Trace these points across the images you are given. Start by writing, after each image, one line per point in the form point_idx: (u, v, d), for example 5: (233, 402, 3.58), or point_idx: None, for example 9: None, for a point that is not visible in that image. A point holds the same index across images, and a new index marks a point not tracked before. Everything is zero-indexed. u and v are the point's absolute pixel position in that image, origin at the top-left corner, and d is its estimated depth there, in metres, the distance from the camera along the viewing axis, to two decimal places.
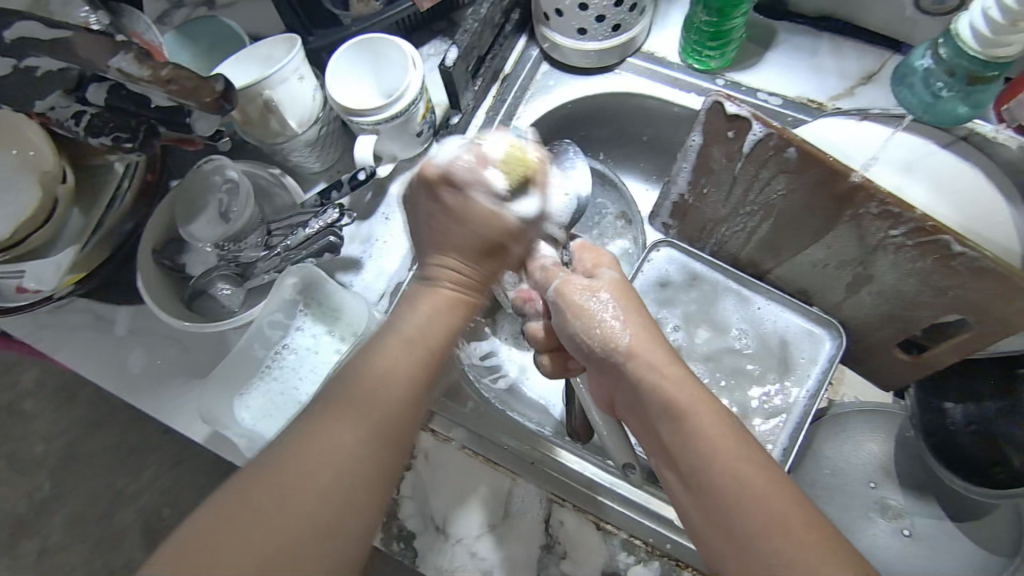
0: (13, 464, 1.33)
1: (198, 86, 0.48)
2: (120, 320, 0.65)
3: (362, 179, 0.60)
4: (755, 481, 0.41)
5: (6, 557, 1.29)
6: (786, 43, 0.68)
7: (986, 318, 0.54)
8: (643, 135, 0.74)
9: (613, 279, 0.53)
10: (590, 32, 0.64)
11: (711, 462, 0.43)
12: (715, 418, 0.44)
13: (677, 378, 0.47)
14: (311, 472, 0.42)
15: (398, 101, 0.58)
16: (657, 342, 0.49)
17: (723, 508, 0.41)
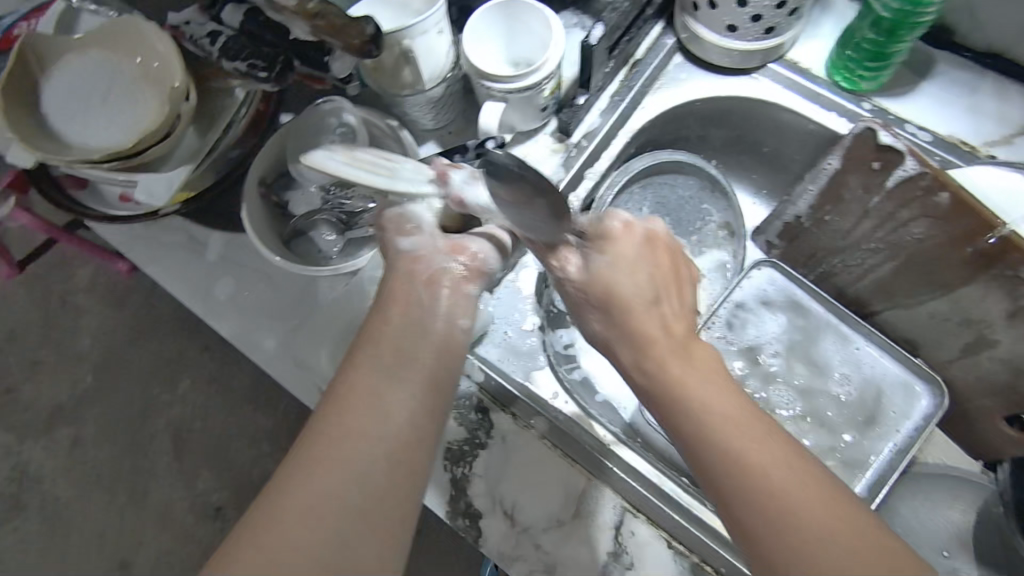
0: (58, 354, 1.36)
1: (347, 25, 0.46)
2: (211, 246, 0.64)
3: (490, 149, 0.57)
4: (813, 505, 0.37)
5: (42, 441, 1.32)
6: (943, 76, 0.63)
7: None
8: (764, 147, 0.70)
9: (599, 268, 0.48)
10: (739, 30, 0.60)
11: (759, 494, 0.38)
12: (757, 431, 0.40)
13: (701, 381, 0.43)
14: (321, 494, 0.39)
15: (535, 74, 0.55)
16: (672, 332, 0.45)
17: (784, 551, 0.37)
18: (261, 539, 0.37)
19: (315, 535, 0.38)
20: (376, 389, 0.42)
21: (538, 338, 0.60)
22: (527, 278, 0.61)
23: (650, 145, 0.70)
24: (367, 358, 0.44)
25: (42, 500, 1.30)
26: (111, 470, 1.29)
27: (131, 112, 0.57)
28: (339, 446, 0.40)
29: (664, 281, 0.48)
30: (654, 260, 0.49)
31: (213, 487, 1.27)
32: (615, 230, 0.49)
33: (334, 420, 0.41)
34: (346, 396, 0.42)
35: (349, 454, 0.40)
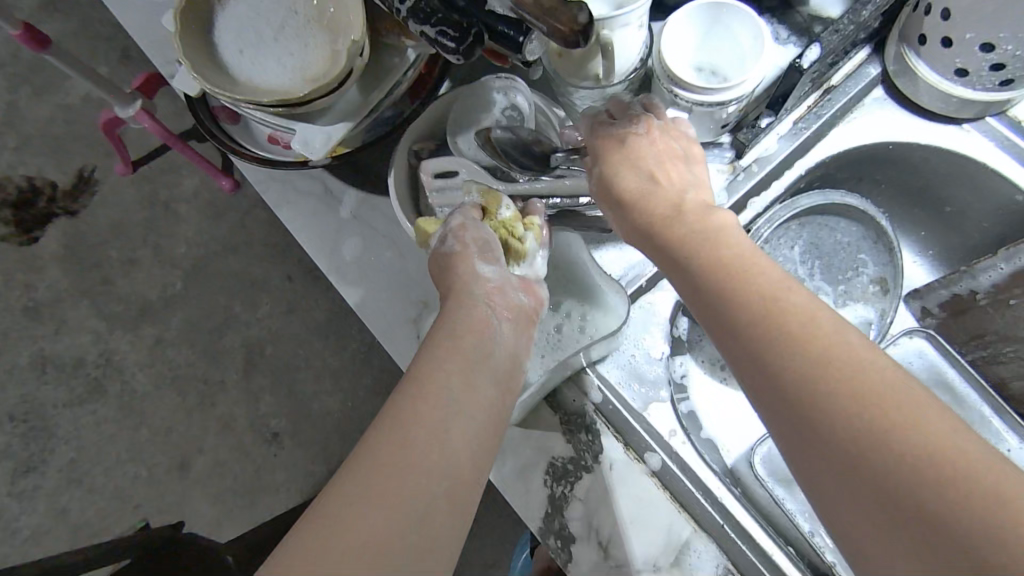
0: (152, 254, 1.39)
1: (558, 7, 0.41)
2: (345, 202, 0.63)
3: None
4: (850, 357, 0.31)
5: (122, 332, 1.36)
6: None
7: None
8: (949, 205, 0.62)
9: (601, 174, 0.46)
10: (971, 77, 0.53)
11: (786, 349, 0.32)
12: (779, 280, 0.35)
13: (709, 235, 0.39)
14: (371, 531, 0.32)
15: (729, 91, 0.50)
16: (679, 197, 0.42)
17: (818, 406, 0.30)
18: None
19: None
20: (436, 410, 0.37)
21: (665, 368, 0.57)
22: (663, 302, 0.59)
23: (819, 181, 0.64)
24: (434, 376, 0.39)
25: (117, 388, 1.34)
26: (182, 374, 1.33)
27: (299, 55, 0.55)
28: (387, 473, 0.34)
29: (647, 163, 0.45)
30: (653, 150, 0.46)
31: (275, 412, 1.30)
32: (611, 134, 0.47)
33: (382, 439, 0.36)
34: (402, 415, 0.37)
35: (395, 481, 0.34)
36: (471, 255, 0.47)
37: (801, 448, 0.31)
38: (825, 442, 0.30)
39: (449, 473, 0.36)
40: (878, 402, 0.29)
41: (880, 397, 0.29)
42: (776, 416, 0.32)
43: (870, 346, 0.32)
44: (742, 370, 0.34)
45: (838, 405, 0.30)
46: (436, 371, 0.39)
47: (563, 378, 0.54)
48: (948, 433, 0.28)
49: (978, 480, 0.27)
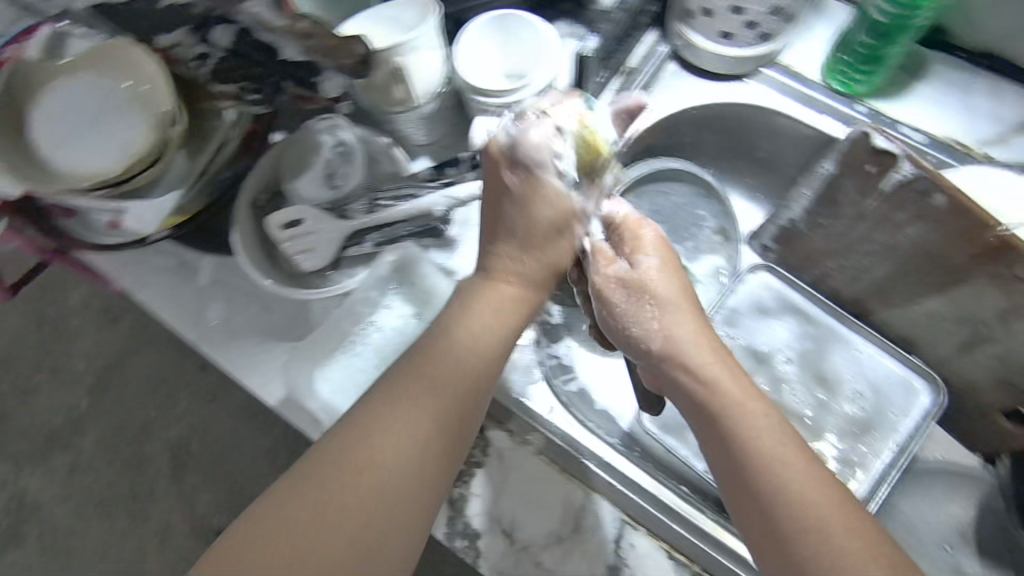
0: (49, 378, 1.31)
1: (338, 48, 0.47)
2: (202, 270, 0.64)
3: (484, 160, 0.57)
4: (808, 484, 0.41)
5: (32, 467, 1.27)
6: (942, 77, 0.62)
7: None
8: (759, 151, 0.70)
9: (646, 269, 0.51)
10: (735, 37, 0.60)
11: (760, 469, 0.42)
12: (765, 416, 0.44)
13: (717, 381, 0.46)
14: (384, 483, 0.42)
15: (525, 90, 0.55)
16: (700, 343, 0.48)
17: (801, 529, 0.40)
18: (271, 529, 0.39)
19: (324, 536, 0.40)
20: (425, 404, 0.45)
21: (534, 352, 0.60)
22: None
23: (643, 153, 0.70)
24: (430, 378, 0.47)
25: (37, 528, 1.25)
26: (106, 495, 1.25)
27: (116, 134, 0.55)
28: (383, 450, 0.43)
29: (658, 298, 0.50)
30: (668, 283, 0.50)
31: (214, 508, 1.24)
32: (647, 240, 0.52)
33: (375, 419, 0.44)
34: (403, 396, 0.45)
35: (383, 462, 0.43)
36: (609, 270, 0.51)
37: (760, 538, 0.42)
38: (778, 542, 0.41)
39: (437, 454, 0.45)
40: (836, 536, 0.39)
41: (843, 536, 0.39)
42: (748, 516, 0.43)
43: (819, 473, 0.42)
44: (728, 474, 0.44)
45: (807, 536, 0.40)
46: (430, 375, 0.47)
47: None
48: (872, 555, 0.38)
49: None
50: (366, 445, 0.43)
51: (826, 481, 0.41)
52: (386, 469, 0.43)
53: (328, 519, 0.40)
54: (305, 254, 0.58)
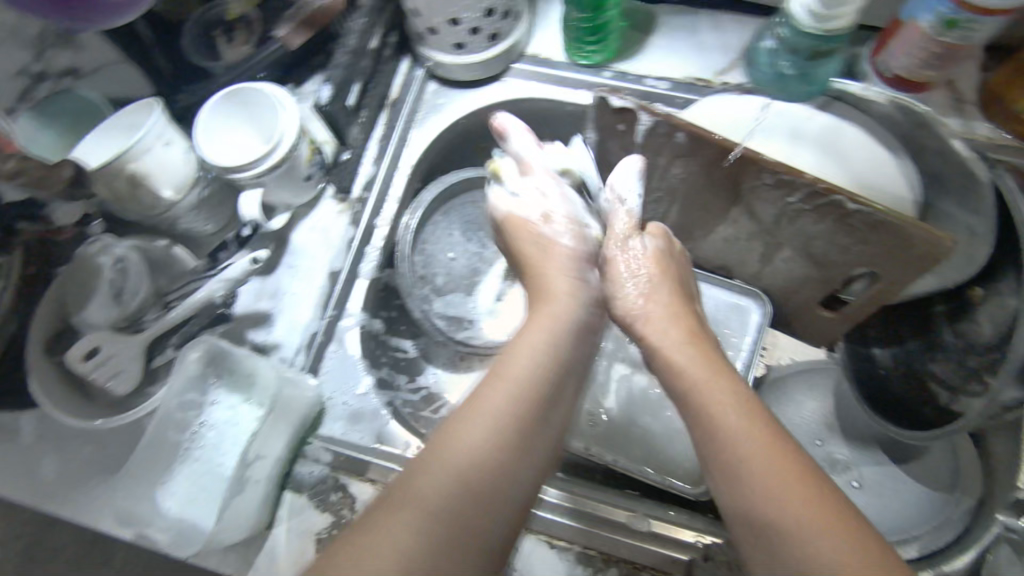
0: None
1: (48, 176, 0.48)
2: (22, 428, 0.59)
3: (249, 234, 0.58)
4: (795, 496, 0.37)
5: None
6: (670, 26, 0.67)
7: (906, 262, 0.54)
8: (545, 137, 0.73)
9: (650, 251, 0.54)
10: (468, 46, 0.63)
11: (745, 485, 0.39)
12: (747, 419, 0.41)
13: (686, 372, 0.45)
14: (403, 532, 0.36)
15: (270, 156, 0.56)
16: (688, 346, 0.47)
17: (782, 545, 0.37)
18: (401, 532, 0.36)
19: (428, 552, 0.36)
20: (492, 416, 0.42)
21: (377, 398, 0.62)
22: (351, 341, 0.63)
23: (438, 171, 0.72)
24: (479, 405, 0.43)
25: None
26: None
27: None
28: (491, 440, 0.41)
29: (648, 290, 0.52)
30: (656, 279, 0.52)
31: None
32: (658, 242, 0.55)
33: (489, 420, 0.42)
34: (465, 419, 0.42)
35: (456, 471, 0.39)
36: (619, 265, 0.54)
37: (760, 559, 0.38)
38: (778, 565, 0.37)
39: (485, 488, 0.39)
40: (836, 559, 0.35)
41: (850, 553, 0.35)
42: (743, 531, 0.39)
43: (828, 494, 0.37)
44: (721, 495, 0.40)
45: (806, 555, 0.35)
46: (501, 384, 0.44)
47: (275, 463, 0.55)
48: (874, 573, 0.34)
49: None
50: (446, 458, 0.40)
51: (812, 488, 0.37)
52: (427, 514, 0.37)
53: (357, 566, 0.34)
54: (114, 380, 0.56)
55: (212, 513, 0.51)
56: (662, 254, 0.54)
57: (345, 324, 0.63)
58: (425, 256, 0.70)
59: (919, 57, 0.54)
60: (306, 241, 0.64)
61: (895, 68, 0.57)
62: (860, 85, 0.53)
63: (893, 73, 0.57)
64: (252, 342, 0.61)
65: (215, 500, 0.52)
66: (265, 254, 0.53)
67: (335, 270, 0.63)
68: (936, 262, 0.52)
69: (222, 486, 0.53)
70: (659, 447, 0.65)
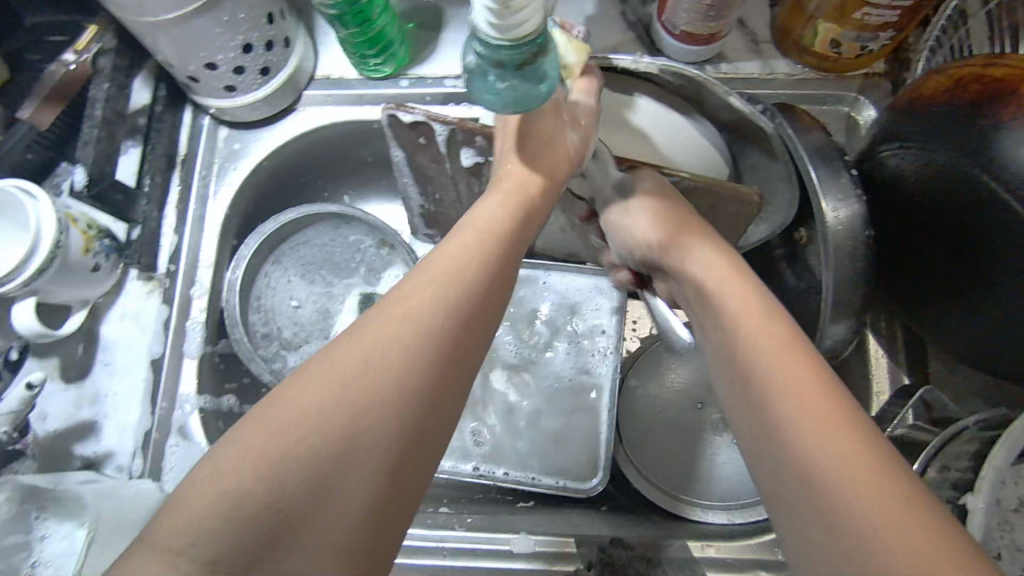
0: None
1: None
2: None
3: (16, 357, 0.56)
4: (786, 374, 0.35)
5: None
6: (459, 19, 0.63)
7: (722, 220, 0.53)
8: (366, 157, 0.69)
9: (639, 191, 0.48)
10: (240, 86, 0.58)
11: (766, 397, 0.35)
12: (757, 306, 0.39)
13: (732, 313, 0.39)
14: (345, 394, 0.32)
15: (35, 257, 0.49)
16: (735, 285, 0.41)
17: (798, 470, 0.32)
18: (336, 385, 0.32)
19: (351, 415, 0.32)
20: (455, 281, 0.38)
21: None
22: (195, 427, 0.57)
23: (259, 218, 0.67)
24: (446, 273, 0.38)
25: None
26: None
27: None
28: (437, 309, 0.36)
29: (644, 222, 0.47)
30: (653, 214, 0.47)
31: None
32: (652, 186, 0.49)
33: (437, 280, 0.37)
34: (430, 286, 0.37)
35: (404, 337, 0.35)
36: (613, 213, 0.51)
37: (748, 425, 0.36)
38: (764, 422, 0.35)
39: (446, 359, 0.35)
40: (856, 494, 0.30)
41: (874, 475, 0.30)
42: (768, 459, 0.34)
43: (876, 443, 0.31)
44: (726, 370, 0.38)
45: (828, 481, 0.31)
46: (464, 246, 0.40)
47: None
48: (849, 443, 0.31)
49: (866, 493, 0.30)
50: (393, 321, 0.35)
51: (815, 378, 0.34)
52: (370, 380, 0.33)
53: (296, 427, 0.31)
54: None
55: None
56: (663, 186, 0.48)
57: (183, 413, 0.57)
58: (263, 312, 0.65)
59: (695, 12, 0.53)
60: (118, 333, 0.58)
61: (680, 24, 0.55)
62: (631, 57, 0.49)
63: (680, 29, 0.55)
64: (81, 458, 0.55)
65: None
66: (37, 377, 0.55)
67: (156, 356, 0.57)
68: (747, 219, 0.52)
69: None
70: (550, 451, 0.62)
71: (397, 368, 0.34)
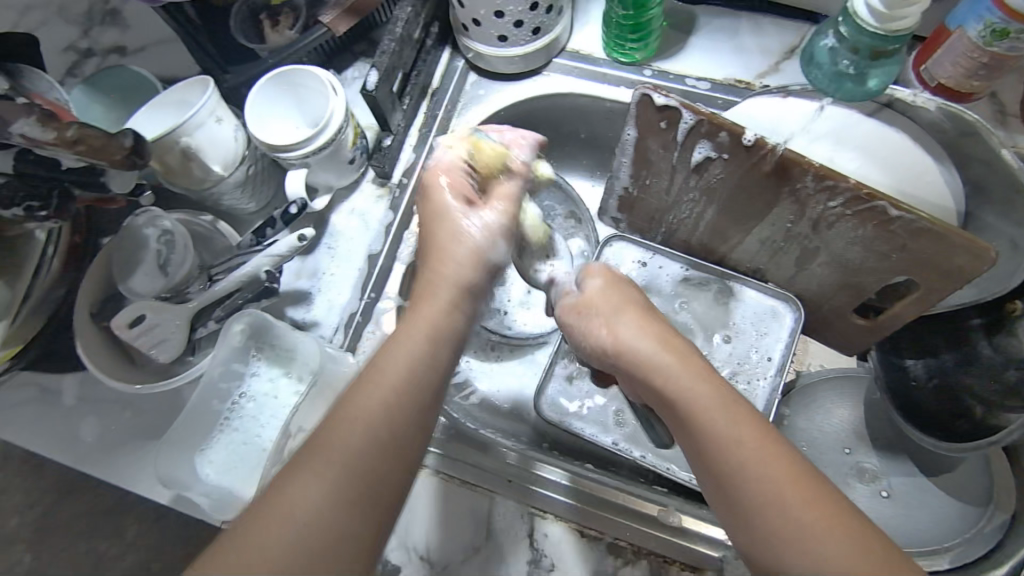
0: None
1: (107, 144, 0.46)
2: (67, 390, 0.63)
3: (295, 213, 0.57)
4: (757, 456, 0.41)
5: None
6: (710, 27, 0.68)
7: (943, 271, 0.54)
8: (581, 133, 0.74)
9: (593, 286, 0.54)
10: (511, 38, 0.64)
11: (739, 479, 0.41)
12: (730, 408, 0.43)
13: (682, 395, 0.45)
14: (323, 479, 0.38)
15: (323, 132, 0.56)
16: (691, 377, 0.45)
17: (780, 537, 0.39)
18: (327, 465, 0.39)
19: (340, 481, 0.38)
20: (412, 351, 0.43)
21: None
22: (389, 322, 0.63)
23: None
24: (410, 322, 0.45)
25: None
26: None
27: None
28: (379, 411, 0.40)
29: (606, 330, 0.51)
30: (610, 301, 0.52)
31: None
32: (607, 282, 0.54)
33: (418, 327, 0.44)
34: (385, 351, 0.43)
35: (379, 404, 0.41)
36: (572, 296, 0.55)
37: (717, 508, 0.43)
38: (729, 506, 0.42)
39: (417, 397, 0.42)
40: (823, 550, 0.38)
41: (830, 530, 0.38)
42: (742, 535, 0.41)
43: (822, 497, 0.39)
44: (685, 450, 0.45)
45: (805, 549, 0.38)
46: (417, 326, 0.44)
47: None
48: (817, 510, 0.39)
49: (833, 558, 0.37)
50: (369, 394, 0.41)
51: (772, 454, 0.41)
52: (337, 462, 0.39)
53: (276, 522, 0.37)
54: (158, 347, 0.57)
55: (249, 481, 0.53)
56: (617, 283, 0.54)
57: (383, 306, 0.63)
58: None
59: (964, 66, 0.55)
60: (345, 224, 0.65)
61: (940, 76, 0.57)
62: (913, 90, 0.53)
63: (938, 81, 0.57)
64: (290, 319, 0.62)
65: (254, 469, 0.54)
66: (310, 233, 0.54)
67: (372, 252, 0.64)
68: (971, 274, 0.53)
69: (262, 459, 0.54)
70: None
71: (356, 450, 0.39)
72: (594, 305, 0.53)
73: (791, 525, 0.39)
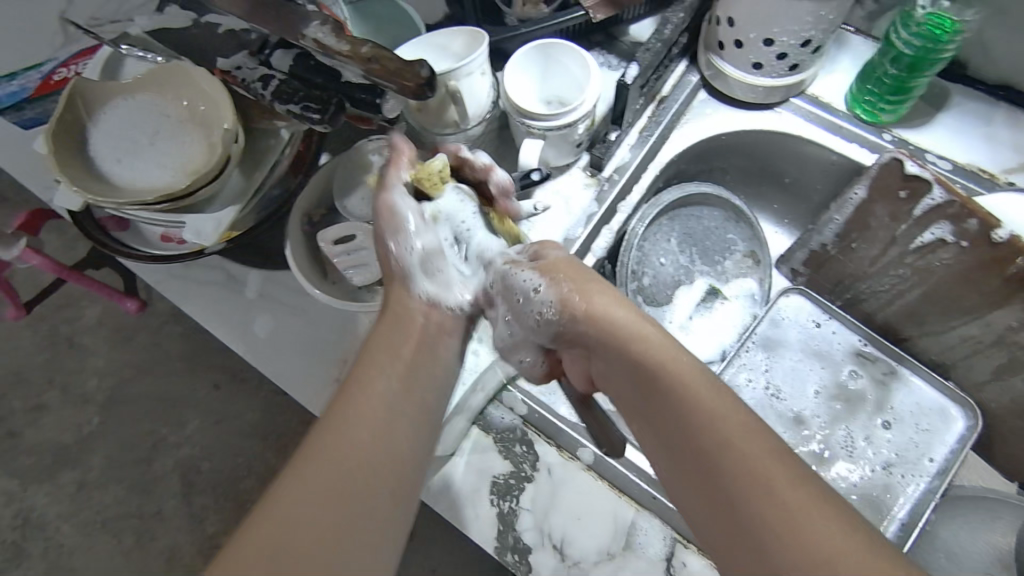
0: (65, 397, 1.24)
1: (401, 69, 0.48)
2: (250, 283, 0.65)
3: (535, 179, 0.60)
4: (734, 441, 0.39)
5: (44, 487, 1.20)
6: (964, 108, 0.65)
7: None
8: (786, 177, 0.72)
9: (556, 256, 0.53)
10: (766, 68, 0.63)
11: (714, 466, 0.39)
12: (697, 384, 0.42)
13: (654, 364, 0.44)
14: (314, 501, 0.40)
15: (571, 112, 0.57)
16: (659, 354, 0.45)
17: (777, 525, 0.35)
18: (317, 482, 0.41)
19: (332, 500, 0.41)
20: (380, 397, 0.46)
21: None
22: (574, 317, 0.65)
23: (677, 176, 0.73)
24: (372, 377, 0.48)
25: (43, 550, 1.16)
26: (116, 506, 1.18)
27: (174, 153, 0.58)
28: (360, 435, 0.44)
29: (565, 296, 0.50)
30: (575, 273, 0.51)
31: (222, 530, 1.15)
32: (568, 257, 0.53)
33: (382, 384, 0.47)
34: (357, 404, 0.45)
35: (359, 440, 0.44)
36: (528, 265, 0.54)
37: (690, 493, 0.40)
38: (708, 486, 0.39)
39: (389, 427, 0.45)
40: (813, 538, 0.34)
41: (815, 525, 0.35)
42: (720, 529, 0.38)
43: (795, 477, 0.37)
44: (654, 437, 0.43)
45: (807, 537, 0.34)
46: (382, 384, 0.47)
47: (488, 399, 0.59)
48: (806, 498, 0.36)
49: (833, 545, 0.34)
50: (355, 420, 0.44)
51: (753, 431, 0.39)
52: (330, 479, 0.41)
53: (267, 545, 0.38)
54: (355, 269, 0.59)
55: None
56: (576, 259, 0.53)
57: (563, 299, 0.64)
58: (642, 253, 0.70)
59: None
60: (546, 201, 0.65)
61: None
62: None
63: None
64: None
65: None
66: None
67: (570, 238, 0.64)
68: None
69: None
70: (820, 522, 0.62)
71: (345, 472, 0.42)
72: (564, 278, 0.51)
73: (773, 502, 0.36)
